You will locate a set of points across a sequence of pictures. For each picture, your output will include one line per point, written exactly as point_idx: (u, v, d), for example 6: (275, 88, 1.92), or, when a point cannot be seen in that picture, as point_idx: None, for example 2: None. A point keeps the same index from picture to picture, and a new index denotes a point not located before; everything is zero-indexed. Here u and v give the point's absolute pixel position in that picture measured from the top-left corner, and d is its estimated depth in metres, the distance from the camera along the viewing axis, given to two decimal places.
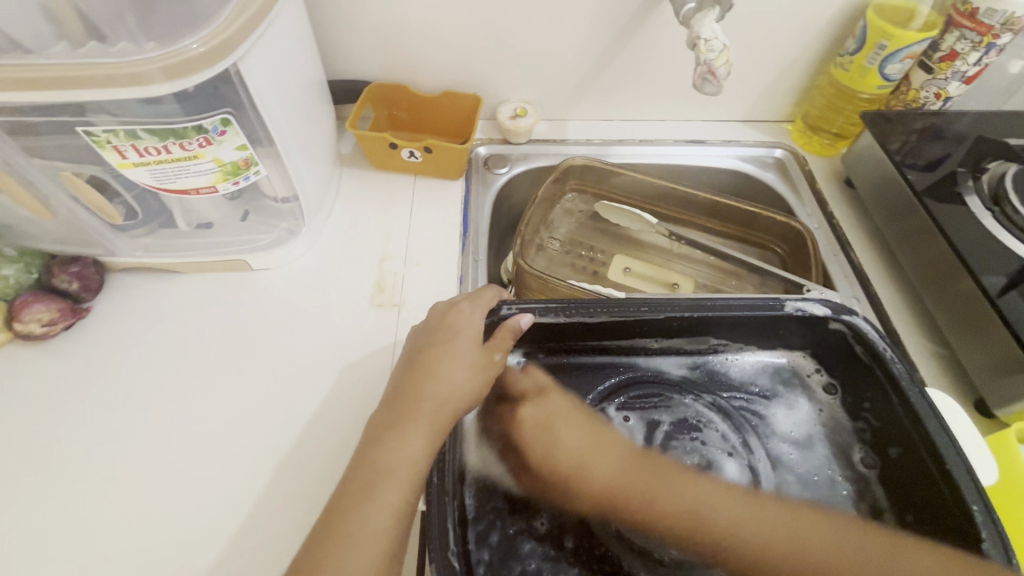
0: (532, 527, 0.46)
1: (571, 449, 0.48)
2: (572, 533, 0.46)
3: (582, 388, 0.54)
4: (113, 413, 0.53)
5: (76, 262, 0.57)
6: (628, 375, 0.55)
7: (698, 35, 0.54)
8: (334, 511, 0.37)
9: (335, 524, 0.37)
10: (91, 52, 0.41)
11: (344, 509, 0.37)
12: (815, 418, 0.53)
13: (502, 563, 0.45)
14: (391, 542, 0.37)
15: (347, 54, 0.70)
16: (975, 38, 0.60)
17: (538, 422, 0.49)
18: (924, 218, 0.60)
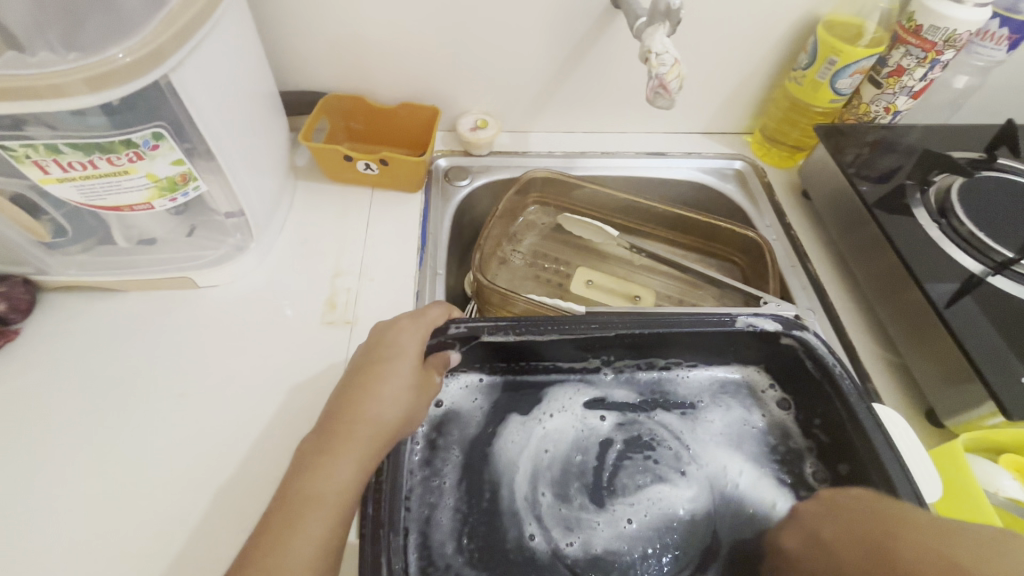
0: (472, 542, 0.47)
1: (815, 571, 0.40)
2: (519, 550, 0.47)
3: (540, 401, 0.54)
4: (39, 442, 0.49)
5: (3, 282, 0.54)
6: (586, 391, 0.55)
7: (649, 49, 0.54)
8: (255, 546, 0.35)
9: (255, 558, 0.34)
10: (8, 62, 0.39)
11: (266, 542, 0.35)
12: (759, 425, 0.54)
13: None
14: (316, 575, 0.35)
15: (301, 64, 0.68)
16: (920, 55, 0.62)
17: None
18: (875, 230, 0.61)
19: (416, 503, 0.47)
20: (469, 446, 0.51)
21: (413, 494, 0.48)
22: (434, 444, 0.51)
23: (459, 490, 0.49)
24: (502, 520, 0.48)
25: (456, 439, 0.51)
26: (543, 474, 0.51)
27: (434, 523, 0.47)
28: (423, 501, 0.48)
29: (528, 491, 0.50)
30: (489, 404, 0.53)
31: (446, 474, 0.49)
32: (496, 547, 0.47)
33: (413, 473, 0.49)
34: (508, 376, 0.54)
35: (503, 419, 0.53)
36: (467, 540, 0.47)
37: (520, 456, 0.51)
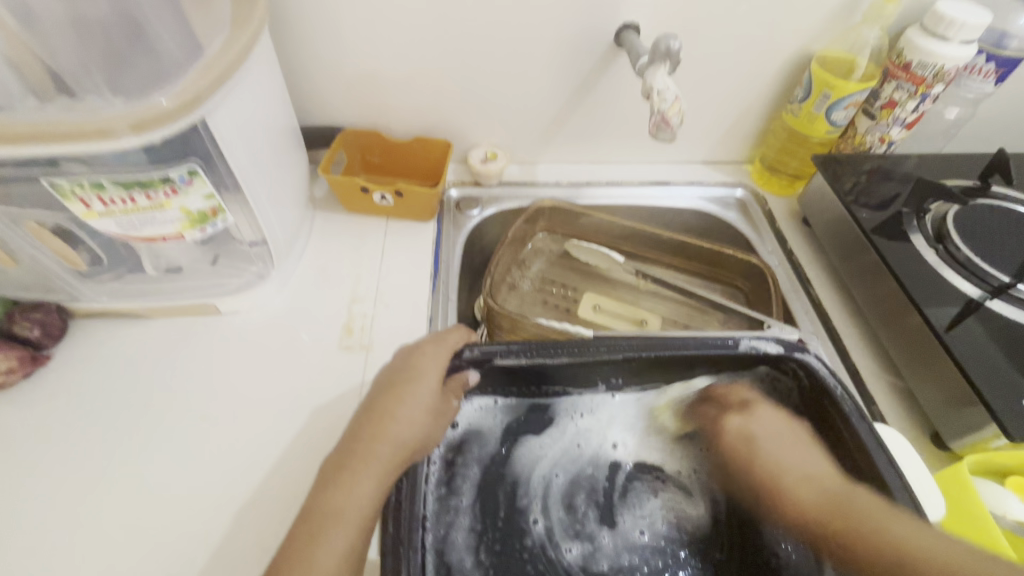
0: (488, 547, 0.51)
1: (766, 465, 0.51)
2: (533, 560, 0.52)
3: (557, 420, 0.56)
4: (68, 464, 0.51)
5: (39, 309, 0.57)
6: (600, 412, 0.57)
7: (651, 87, 0.57)
8: (280, 560, 0.36)
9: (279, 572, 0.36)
10: (59, 107, 0.42)
11: (289, 557, 0.36)
12: None
13: None
14: None
15: (321, 102, 0.72)
16: (911, 88, 0.65)
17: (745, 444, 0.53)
18: (875, 256, 0.63)
19: (433, 511, 0.49)
20: (488, 465, 0.54)
21: (430, 504, 0.49)
22: (452, 459, 0.52)
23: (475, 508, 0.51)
24: (515, 527, 0.53)
25: (474, 450, 0.53)
26: (559, 491, 0.56)
27: (449, 533, 0.49)
28: (440, 509, 0.49)
29: (541, 502, 0.55)
30: (508, 425, 0.55)
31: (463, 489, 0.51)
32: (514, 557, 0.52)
33: (430, 490, 0.50)
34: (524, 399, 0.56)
35: (523, 434, 0.56)
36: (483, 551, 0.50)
37: (537, 474, 0.56)
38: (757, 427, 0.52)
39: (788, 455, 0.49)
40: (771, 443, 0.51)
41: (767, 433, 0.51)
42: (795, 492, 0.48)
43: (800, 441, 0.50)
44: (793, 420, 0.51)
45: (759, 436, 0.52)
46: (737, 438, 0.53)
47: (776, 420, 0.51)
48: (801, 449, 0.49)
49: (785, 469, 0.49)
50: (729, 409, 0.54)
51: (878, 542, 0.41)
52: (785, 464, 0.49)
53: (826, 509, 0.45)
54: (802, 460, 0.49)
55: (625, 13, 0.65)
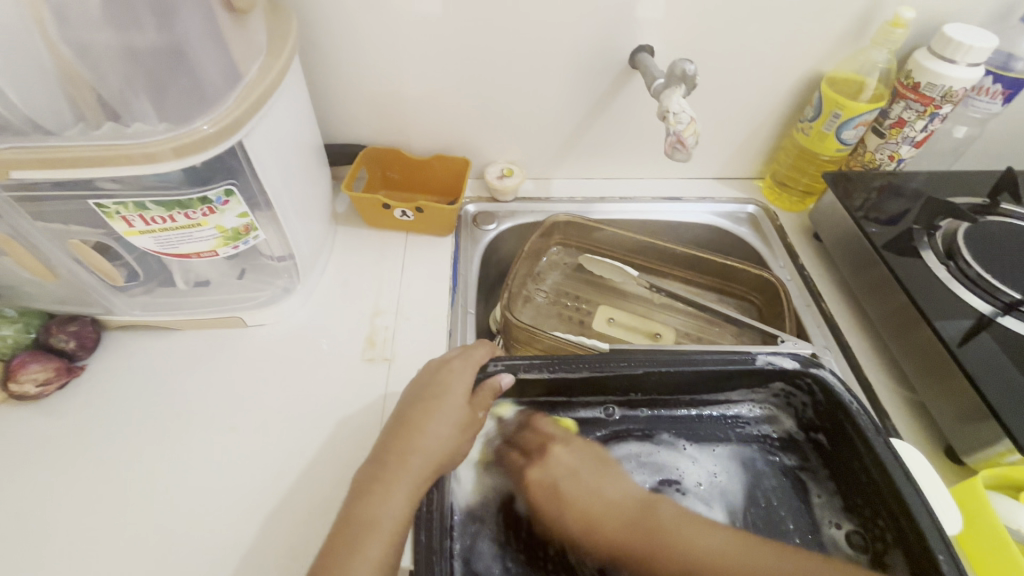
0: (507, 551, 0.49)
1: (578, 501, 0.50)
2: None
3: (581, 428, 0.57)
4: (102, 472, 0.53)
5: (75, 321, 0.59)
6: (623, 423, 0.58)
7: (667, 109, 0.59)
8: (320, 567, 0.38)
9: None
10: (108, 132, 0.44)
11: (328, 564, 0.38)
12: (785, 460, 0.57)
13: None
14: None
15: (344, 120, 0.74)
16: (919, 108, 0.67)
17: (544, 484, 0.51)
18: (885, 271, 0.64)
19: (461, 517, 0.50)
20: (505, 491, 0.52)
21: (458, 509, 0.50)
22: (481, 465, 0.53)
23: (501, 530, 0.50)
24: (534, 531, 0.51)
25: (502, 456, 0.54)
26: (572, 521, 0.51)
27: (475, 538, 0.49)
28: (467, 514, 0.50)
29: None
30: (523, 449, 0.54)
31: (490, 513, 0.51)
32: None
33: (457, 496, 0.51)
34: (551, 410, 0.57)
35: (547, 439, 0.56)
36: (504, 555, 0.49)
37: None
38: (562, 473, 0.52)
39: (594, 485, 0.51)
40: (570, 483, 0.51)
41: (563, 472, 0.52)
42: (605, 520, 0.48)
43: (603, 468, 0.53)
44: (590, 445, 0.55)
45: (562, 479, 0.51)
46: (540, 489, 0.51)
47: (567, 453, 0.53)
48: (599, 474, 0.52)
49: (597, 499, 0.50)
50: (533, 453, 0.53)
51: (684, 560, 0.44)
52: (586, 498, 0.50)
53: (631, 539, 0.47)
54: (612, 485, 0.51)
55: (640, 36, 0.67)
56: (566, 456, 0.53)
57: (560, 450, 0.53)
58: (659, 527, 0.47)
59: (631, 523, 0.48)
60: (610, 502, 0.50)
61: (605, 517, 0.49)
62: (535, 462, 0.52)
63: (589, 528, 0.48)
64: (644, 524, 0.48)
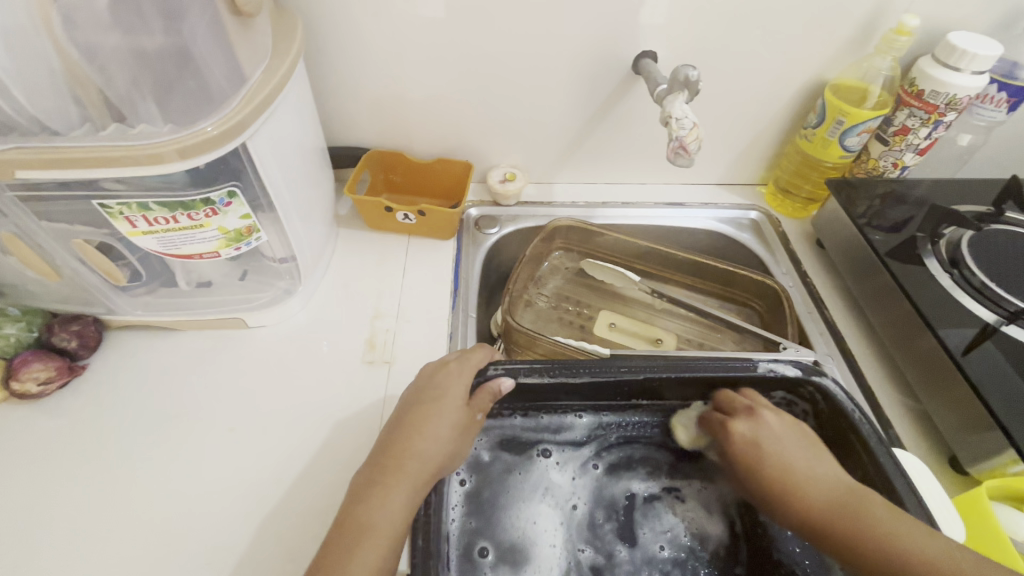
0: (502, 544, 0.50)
1: (811, 468, 0.47)
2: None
3: (584, 429, 0.57)
4: (101, 472, 0.53)
5: (77, 320, 0.59)
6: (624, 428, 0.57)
7: (669, 114, 0.59)
8: (318, 570, 0.38)
9: None
10: (113, 133, 0.45)
11: (326, 567, 0.38)
12: None
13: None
14: None
15: (347, 124, 0.75)
16: (923, 116, 0.66)
17: (749, 441, 0.50)
18: (888, 279, 0.64)
19: (458, 516, 0.51)
20: (505, 506, 0.52)
21: (456, 507, 0.51)
22: (481, 463, 0.54)
23: (500, 543, 0.50)
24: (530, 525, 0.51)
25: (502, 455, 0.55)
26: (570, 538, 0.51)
27: (472, 534, 0.50)
28: (465, 512, 0.51)
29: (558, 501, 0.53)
30: (525, 449, 0.55)
31: (491, 526, 0.51)
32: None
33: (455, 493, 0.52)
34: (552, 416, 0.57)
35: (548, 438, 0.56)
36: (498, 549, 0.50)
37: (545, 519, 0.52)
38: (769, 436, 0.49)
39: (803, 458, 0.48)
40: (779, 447, 0.48)
41: (771, 433, 0.49)
42: (807, 485, 0.46)
43: (816, 445, 0.49)
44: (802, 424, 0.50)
45: (768, 441, 0.49)
46: (742, 443, 0.50)
47: (779, 421, 0.50)
48: (814, 454, 0.48)
49: (798, 464, 0.47)
50: (738, 414, 0.51)
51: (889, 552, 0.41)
52: (790, 463, 0.48)
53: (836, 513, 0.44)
54: (817, 462, 0.47)
55: (643, 42, 0.67)
56: (775, 422, 0.50)
57: (770, 417, 0.50)
58: (856, 510, 0.44)
59: (801, 490, 0.46)
60: (816, 475, 0.47)
61: (834, 500, 0.45)
62: (741, 417, 0.51)
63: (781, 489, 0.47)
64: (845, 504, 0.45)
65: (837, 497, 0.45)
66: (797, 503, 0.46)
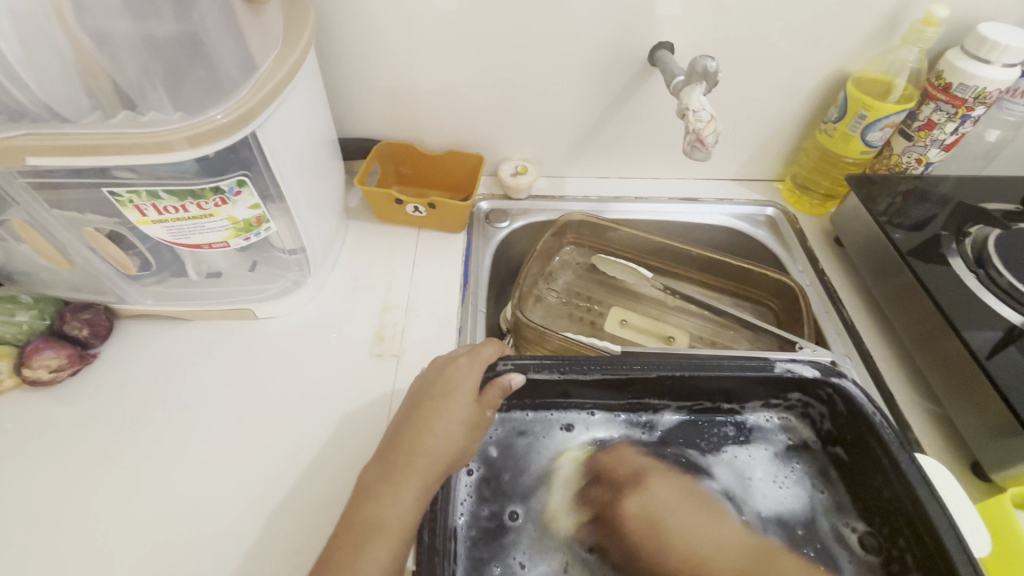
0: (516, 528, 0.50)
1: (681, 537, 0.50)
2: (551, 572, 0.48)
3: (598, 418, 0.56)
4: (111, 460, 0.53)
5: (88, 309, 0.59)
6: (636, 422, 0.56)
7: (687, 106, 0.57)
8: (328, 565, 0.38)
9: None
10: (124, 121, 0.44)
11: (336, 563, 0.38)
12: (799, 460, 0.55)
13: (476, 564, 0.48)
14: None
15: (358, 115, 0.74)
16: (950, 110, 0.64)
17: (642, 513, 0.51)
18: (910, 278, 0.62)
19: (467, 514, 0.50)
20: (540, 456, 0.54)
21: (464, 504, 0.51)
22: (490, 456, 0.53)
23: (519, 507, 0.51)
24: (544, 511, 0.51)
25: (513, 445, 0.54)
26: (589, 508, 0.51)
27: (481, 527, 0.50)
28: (474, 509, 0.51)
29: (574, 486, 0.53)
30: (538, 437, 0.55)
31: (502, 514, 0.51)
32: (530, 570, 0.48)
33: (462, 488, 0.51)
34: (563, 413, 0.56)
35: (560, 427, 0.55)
36: (509, 536, 0.49)
37: (572, 474, 0.53)
38: (660, 505, 0.52)
39: (699, 527, 0.51)
40: (676, 520, 0.51)
41: (664, 504, 0.52)
42: (718, 564, 0.49)
43: (705, 510, 0.52)
44: (688, 485, 0.53)
45: (668, 515, 0.51)
46: (640, 520, 0.51)
47: (668, 492, 0.53)
48: (701, 515, 0.51)
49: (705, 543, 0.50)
50: (625, 484, 0.53)
51: None
52: (692, 542, 0.50)
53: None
54: (717, 529, 0.51)
55: (660, 33, 0.66)
56: (666, 490, 0.53)
57: (660, 485, 0.53)
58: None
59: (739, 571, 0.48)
60: (725, 555, 0.49)
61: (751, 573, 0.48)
62: (634, 492, 0.52)
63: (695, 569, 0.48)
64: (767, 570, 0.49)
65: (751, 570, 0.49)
66: (710, 575, 0.48)
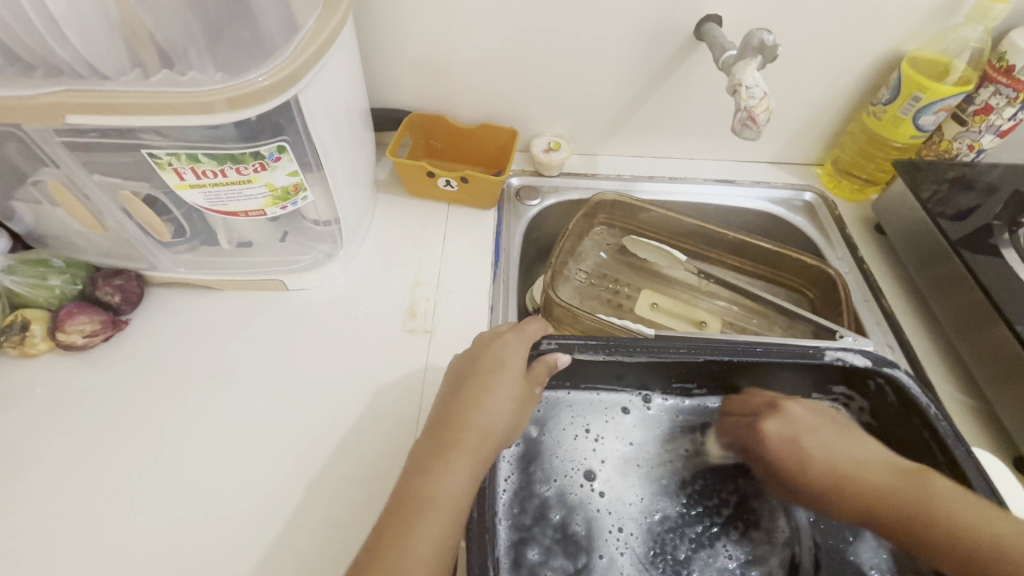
0: (561, 502, 0.51)
1: (824, 454, 0.48)
2: (592, 536, 0.49)
3: (639, 404, 0.56)
4: (145, 428, 0.53)
5: (120, 275, 0.58)
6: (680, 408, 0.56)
7: (739, 82, 0.55)
8: (383, 540, 0.38)
9: (380, 555, 0.37)
10: (164, 80, 0.43)
11: (390, 539, 0.38)
12: None
13: (521, 537, 0.48)
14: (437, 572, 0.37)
15: (390, 84, 0.72)
16: (1010, 94, 0.62)
17: (785, 440, 0.49)
18: (959, 268, 0.60)
19: (510, 490, 0.50)
20: (585, 441, 0.54)
21: (508, 480, 0.51)
22: (532, 437, 0.53)
23: (560, 481, 0.52)
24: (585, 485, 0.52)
25: (555, 427, 0.54)
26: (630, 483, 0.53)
27: (525, 502, 0.50)
28: (517, 484, 0.51)
29: (615, 465, 0.53)
30: (577, 420, 0.55)
31: (543, 488, 0.51)
32: (568, 545, 0.49)
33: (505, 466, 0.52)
34: (602, 397, 0.56)
35: (600, 411, 0.55)
36: (554, 508, 0.50)
37: (614, 454, 0.54)
38: (807, 428, 0.49)
39: (840, 446, 0.47)
40: (821, 443, 0.48)
41: (811, 429, 0.49)
42: (864, 484, 0.45)
43: (848, 430, 0.48)
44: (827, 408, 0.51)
45: (807, 435, 0.48)
46: (781, 443, 0.49)
47: (806, 409, 0.50)
48: (842, 433, 0.48)
49: (837, 459, 0.47)
50: (764, 411, 0.51)
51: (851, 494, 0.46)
52: (841, 454, 0.47)
53: (902, 509, 0.43)
54: (867, 447, 0.47)
55: (707, 5, 0.63)
56: (801, 412, 0.49)
57: (795, 408, 0.50)
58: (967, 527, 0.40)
59: (887, 497, 0.44)
60: (874, 478, 0.45)
61: (796, 475, 0.49)
62: (773, 414, 0.50)
63: (839, 481, 0.46)
64: (849, 477, 0.46)
65: (792, 472, 0.49)
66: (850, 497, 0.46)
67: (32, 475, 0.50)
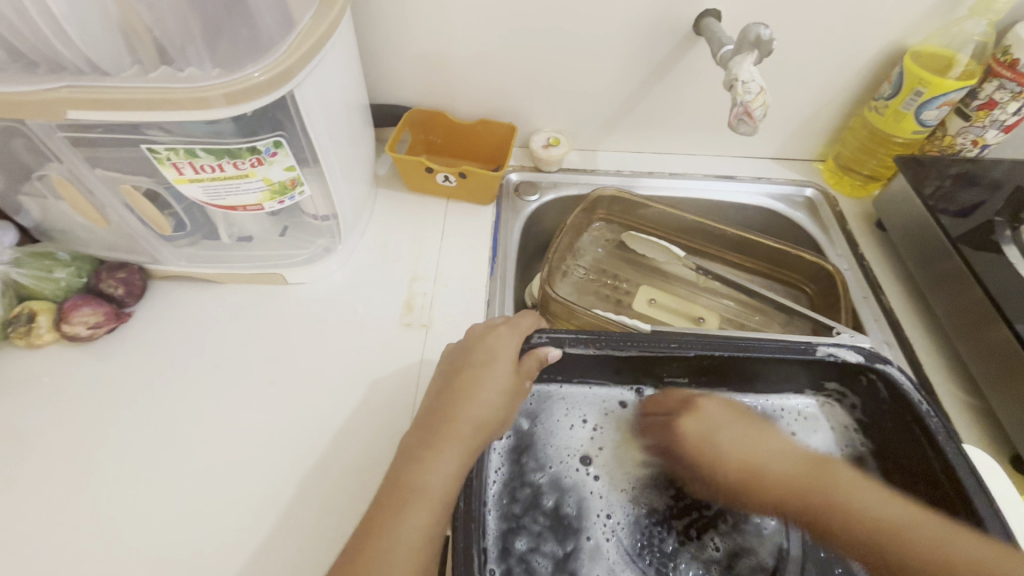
0: (550, 493, 0.51)
1: (734, 450, 0.50)
2: (580, 527, 0.50)
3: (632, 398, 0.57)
4: (147, 418, 0.54)
5: (124, 268, 0.60)
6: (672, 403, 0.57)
7: (735, 78, 0.55)
8: (373, 526, 0.38)
9: (370, 541, 0.38)
10: (162, 76, 0.43)
11: (380, 526, 0.38)
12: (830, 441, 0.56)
13: (510, 527, 0.49)
14: (424, 558, 0.38)
15: (390, 80, 0.72)
16: (1015, 88, 0.61)
17: (699, 436, 0.51)
18: (959, 264, 0.59)
19: (501, 481, 0.51)
20: (577, 433, 0.54)
21: (498, 471, 0.51)
22: (523, 429, 0.54)
23: (550, 473, 0.52)
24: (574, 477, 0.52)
25: (546, 420, 0.55)
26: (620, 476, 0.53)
27: (514, 493, 0.51)
28: (508, 475, 0.51)
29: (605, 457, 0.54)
30: (570, 413, 0.55)
31: (534, 478, 0.52)
32: (556, 535, 0.49)
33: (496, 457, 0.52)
34: (594, 391, 0.57)
35: (592, 404, 0.56)
36: (543, 498, 0.51)
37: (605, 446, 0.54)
38: (720, 426, 0.51)
39: (746, 441, 0.50)
40: (731, 440, 0.50)
41: (721, 426, 0.51)
42: (773, 476, 0.49)
43: (756, 426, 0.51)
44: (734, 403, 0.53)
45: (720, 432, 0.50)
46: (692, 439, 0.51)
47: (719, 406, 0.52)
48: (745, 429, 0.51)
49: (734, 455, 0.50)
50: (676, 410, 0.53)
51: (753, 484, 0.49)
52: (750, 451, 0.50)
53: (807, 498, 0.48)
54: (779, 443, 0.50)
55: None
56: (715, 409, 0.52)
57: (711, 406, 0.52)
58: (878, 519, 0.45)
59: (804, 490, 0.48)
60: (782, 470, 0.49)
61: (699, 465, 0.51)
62: (689, 411, 0.52)
63: (746, 475, 0.50)
64: (760, 470, 0.49)
65: (702, 463, 0.51)
66: (764, 488, 0.49)
67: (38, 462, 0.51)
